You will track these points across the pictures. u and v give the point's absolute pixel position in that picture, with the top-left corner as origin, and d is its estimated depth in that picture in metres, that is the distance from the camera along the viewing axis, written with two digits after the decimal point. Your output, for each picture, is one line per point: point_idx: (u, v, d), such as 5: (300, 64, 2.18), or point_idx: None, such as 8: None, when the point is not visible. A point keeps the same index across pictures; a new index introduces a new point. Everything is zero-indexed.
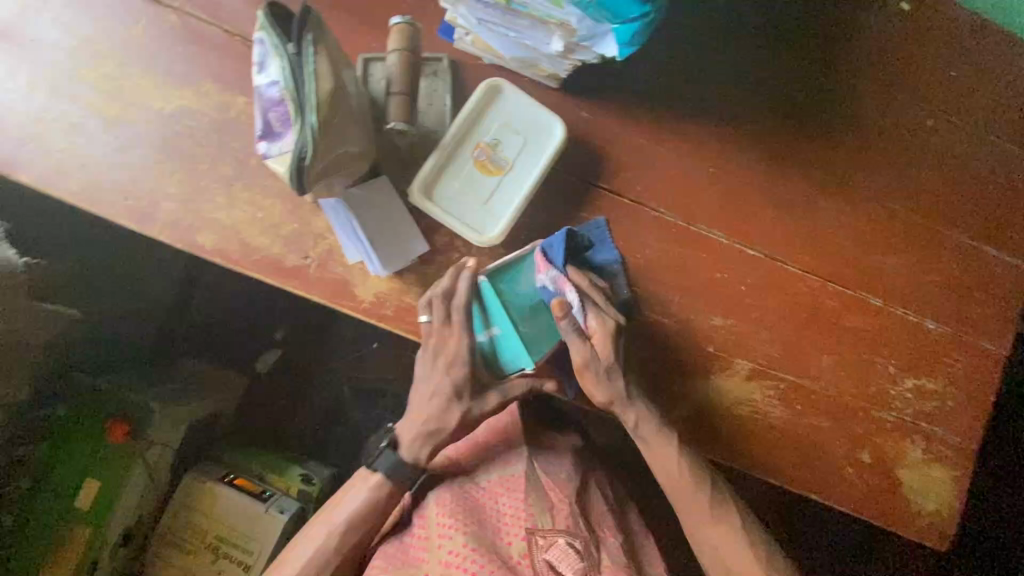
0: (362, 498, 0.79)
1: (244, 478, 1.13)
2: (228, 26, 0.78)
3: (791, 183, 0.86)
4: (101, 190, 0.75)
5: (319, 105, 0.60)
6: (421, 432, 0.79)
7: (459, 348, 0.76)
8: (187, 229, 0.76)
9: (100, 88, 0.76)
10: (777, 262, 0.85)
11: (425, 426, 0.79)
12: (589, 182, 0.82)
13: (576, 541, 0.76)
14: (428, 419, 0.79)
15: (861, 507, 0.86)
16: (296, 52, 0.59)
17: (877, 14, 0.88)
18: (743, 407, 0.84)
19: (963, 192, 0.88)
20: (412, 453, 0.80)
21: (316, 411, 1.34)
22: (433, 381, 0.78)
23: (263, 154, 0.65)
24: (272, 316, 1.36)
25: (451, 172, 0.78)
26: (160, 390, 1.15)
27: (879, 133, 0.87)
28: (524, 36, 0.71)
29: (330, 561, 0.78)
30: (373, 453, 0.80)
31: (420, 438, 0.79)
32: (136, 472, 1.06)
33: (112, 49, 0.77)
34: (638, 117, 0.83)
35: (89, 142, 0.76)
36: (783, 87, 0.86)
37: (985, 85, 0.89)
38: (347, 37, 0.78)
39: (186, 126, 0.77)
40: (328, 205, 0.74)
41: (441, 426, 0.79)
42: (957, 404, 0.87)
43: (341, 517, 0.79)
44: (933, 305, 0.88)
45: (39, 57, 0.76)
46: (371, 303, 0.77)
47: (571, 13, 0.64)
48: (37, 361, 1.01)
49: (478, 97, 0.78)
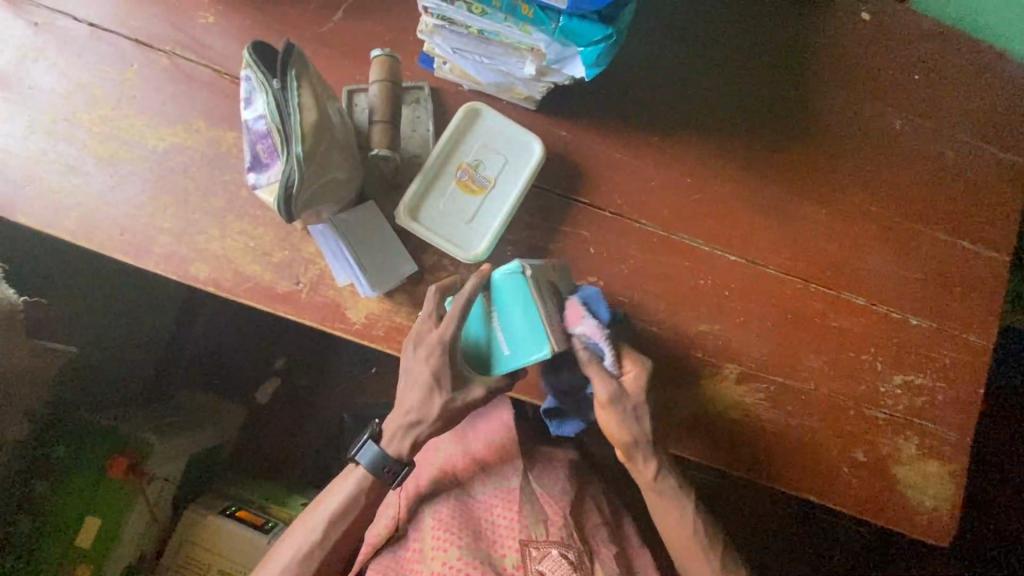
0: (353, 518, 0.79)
1: (245, 510, 1.14)
2: (216, 65, 0.81)
3: (768, 189, 0.88)
4: (96, 225, 0.78)
5: (303, 135, 0.63)
6: (401, 423, 0.75)
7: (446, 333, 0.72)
8: (181, 260, 0.78)
9: (95, 129, 0.79)
10: (759, 267, 0.87)
11: (404, 418, 0.75)
12: (571, 198, 0.84)
13: (569, 552, 0.77)
14: (408, 410, 0.75)
15: (860, 506, 0.86)
16: (281, 87, 0.62)
17: (841, 25, 0.92)
18: (733, 411, 0.85)
19: (935, 189, 0.90)
20: (394, 447, 0.76)
21: (316, 437, 1.35)
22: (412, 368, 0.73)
23: (253, 184, 0.69)
24: (270, 343, 1.37)
25: (435, 193, 0.80)
26: (161, 423, 1.16)
27: (850, 138, 0.90)
28: (498, 62, 0.74)
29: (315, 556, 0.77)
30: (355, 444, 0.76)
31: (401, 431, 0.75)
32: (137, 507, 1.07)
33: (107, 91, 0.80)
34: (615, 134, 0.86)
35: (84, 180, 0.78)
36: (753, 97, 0.89)
37: (949, 85, 0.92)
38: (332, 71, 0.82)
39: (178, 162, 0.79)
40: (317, 231, 0.77)
41: (422, 418, 0.74)
42: (947, 398, 0.88)
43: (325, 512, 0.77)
44: (917, 302, 0.89)
45: (37, 103, 0.79)
46: (362, 324, 0.79)
47: (539, 40, 0.67)
48: (38, 397, 1.02)
49: (459, 120, 0.81)
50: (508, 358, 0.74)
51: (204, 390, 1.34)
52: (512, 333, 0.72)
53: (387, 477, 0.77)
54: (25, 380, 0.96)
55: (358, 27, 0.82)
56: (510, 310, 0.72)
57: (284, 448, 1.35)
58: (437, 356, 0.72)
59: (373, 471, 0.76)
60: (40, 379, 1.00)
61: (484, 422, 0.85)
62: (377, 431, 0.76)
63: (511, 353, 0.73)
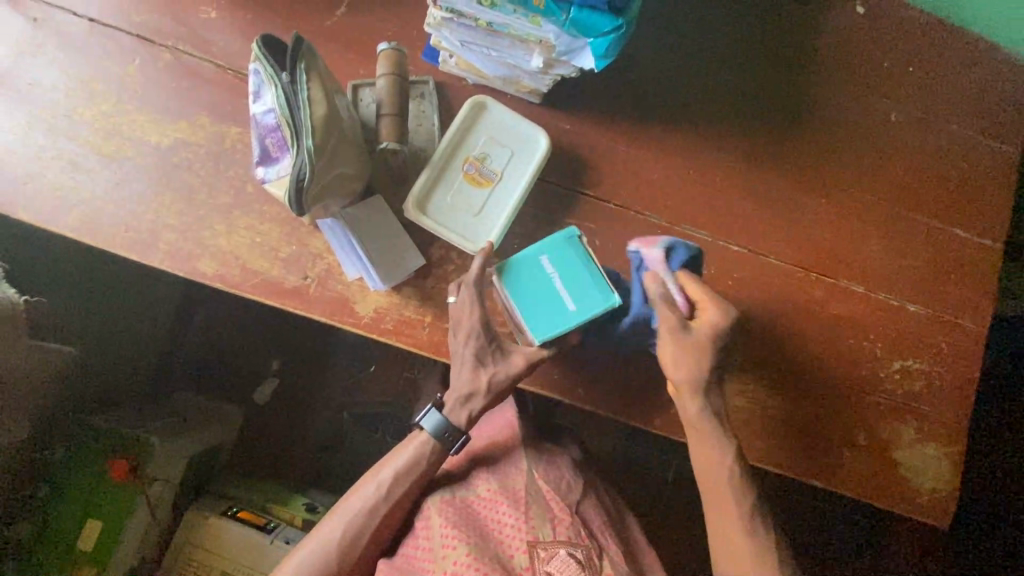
0: (361, 505, 0.79)
1: (248, 511, 1.14)
2: (219, 61, 0.81)
3: (767, 178, 0.89)
4: (100, 224, 0.77)
5: (314, 130, 0.63)
6: (454, 398, 0.79)
7: (476, 319, 0.75)
8: (188, 258, 0.77)
9: (97, 126, 0.79)
10: (760, 256, 0.89)
11: (455, 393, 0.79)
12: (575, 191, 0.85)
13: (577, 552, 0.78)
14: (457, 387, 0.79)
15: (861, 489, 0.88)
16: (290, 81, 0.63)
17: (838, 18, 0.93)
18: (737, 399, 0.87)
19: (929, 178, 0.93)
20: (456, 416, 0.80)
21: (318, 435, 1.35)
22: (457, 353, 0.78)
23: (261, 178, 0.69)
24: (270, 343, 1.36)
25: (442, 186, 0.81)
26: (162, 425, 1.15)
27: (847, 130, 0.92)
28: (505, 55, 0.74)
29: (358, 531, 0.79)
30: (421, 412, 0.80)
31: (457, 402, 0.79)
32: (138, 509, 1.05)
33: (108, 88, 0.79)
34: (618, 126, 0.87)
35: (86, 177, 0.78)
36: (753, 90, 0.90)
37: (941, 76, 0.94)
38: (336, 66, 0.82)
39: (182, 159, 0.79)
40: (326, 226, 0.77)
41: (474, 392, 0.78)
42: (944, 382, 0.90)
43: (386, 475, 0.80)
44: (912, 289, 0.91)
45: (37, 100, 0.78)
46: (371, 319, 0.79)
47: (549, 31, 0.68)
48: (38, 398, 1.01)
49: (465, 113, 0.81)
50: (573, 314, 0.75)
51: (204, 391, 1.33)
52: (575, 286, 0.75)
53: (448, 442, 0.80)
54: (26, 382, 0.96)
55: (361, 22, 0.82)
56: (574, 268, 0.76)
57: (287, 447, 1.34)
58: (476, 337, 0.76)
59: (435, 436, 0.80)
60: (41, 380, 0.99)
61: (493, 418, 0.90)
62: (439, 400, 0.81)
63: (580, 313, 0.75)
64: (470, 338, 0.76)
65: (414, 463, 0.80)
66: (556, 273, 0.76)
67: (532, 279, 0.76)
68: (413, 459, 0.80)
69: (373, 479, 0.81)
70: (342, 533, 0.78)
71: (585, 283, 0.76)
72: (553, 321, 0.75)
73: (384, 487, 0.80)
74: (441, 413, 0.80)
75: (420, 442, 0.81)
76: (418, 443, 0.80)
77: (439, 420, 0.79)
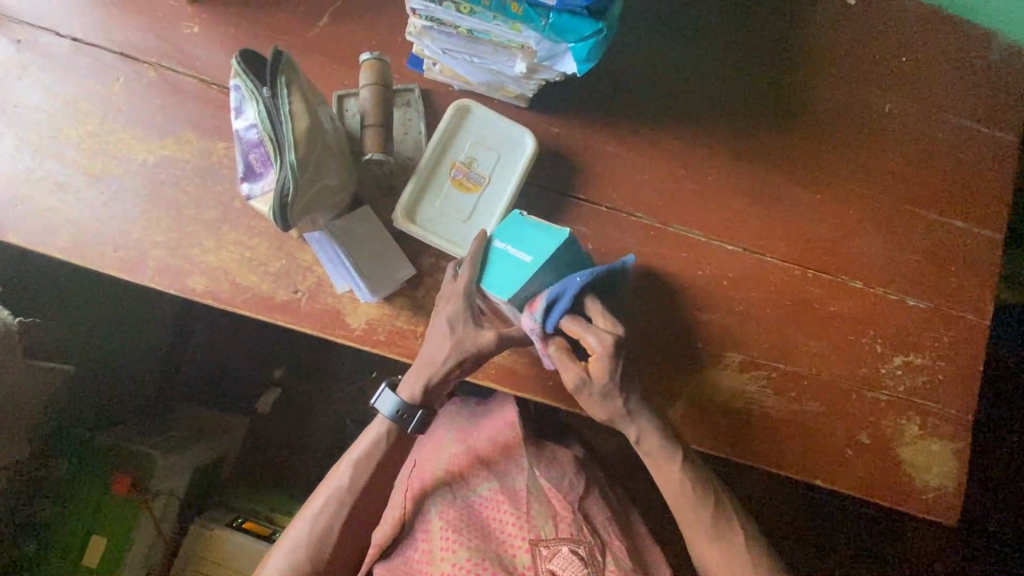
0: (335, 490, 0.79)
1: (253, 521, 1.15)
2: (203, 76, 0.80)
3: (761, 175, 0.88)
4: (90, 244, 0.77)
5: (296, 144, 0.62)
6: (415, 365, 0.77)
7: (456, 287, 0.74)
8: (178, 275, 0.77)
9: (83, 147, 0.78)
10: (756, 254, 0.88)
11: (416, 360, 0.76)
12: (566, 194, 0.84)
13: (580, 548, 0.78)
14: (421, 353, 0.76)
15: (865, 488, 0.87)
16: (271, 95, 0.62)
17: (828, 11, 0.92)
18: (737, 399, 0.86)
19: (926, 168, 0.91)
20: (407, 389, 0.77)
21: (321, 445, 1.35)
22: (435, 322, 0.76)
23: (246, 195, 0.68)
24: (269, 354, 1.36)
25: (430, 193, 0.80)
26: (163, 439, 1.15)
27: (841, 123, 0.90)
28: (488, 61, 0.74)
29: (335, 518, 0.78)
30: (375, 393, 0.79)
31: (414, 373, 0.77)
32: (142, 523, 1.06)
33: (93, 107, 0.79)
34: (608, 128, 0.86)
35: (74, 198, 0.77)
36: (743, 86, 0.89)
37: (935, 65, 0.93)
38: (321, 77, 0.81)
39: (169, 176, 0.79)
40: (314, 239, 0.76)
41: (432, 361, 0.75)
42: (947, 376, 0.89)
43: (352, 455, 0.80)
44: (912, 282, 0.90)
45: (23, 121, 0.78)
46: (363, 330, 0.78)
47: (530, 37, 0.67)
48: (38, 418, 1.01)
49: (449, 118, 0.80)
50: (529, 264, 0.71)
51: (205, 404, 1.33)
52: (527, 242, 0.73)
53: (404, 421, 0.78)
54: (25, 403, 0.96)
55: (344, 31, 0.82)
56: (521, 230, 0.74)
57: (290, 457, 1.34)
58: (452, 306, 0.74)
59: (391, 416, 0.78)
60: (39, 399, 0.99)
61: (490, 419, 0.88)
62: (393, 382, 0.80)
63: (536, 259, 0.71)
64: (450, 309, 0.74)
65: (377, 446, 0.80)
66: (509, 243, 0.74)
67: (496, 261, 0.74)
68: (373, 443, 0.80)
69: (337, 471, 0.80)
70: (318, 519, 0.78)
71: (533, 238, 0.73)
72: (518, 280, 0.71)
73: (353, 467, 0.79)
74: (395, 394, 0.78)
75: (379, 423, 0.80)
76: (378, 425, 0.80)
77: (392, 398, 0.78)
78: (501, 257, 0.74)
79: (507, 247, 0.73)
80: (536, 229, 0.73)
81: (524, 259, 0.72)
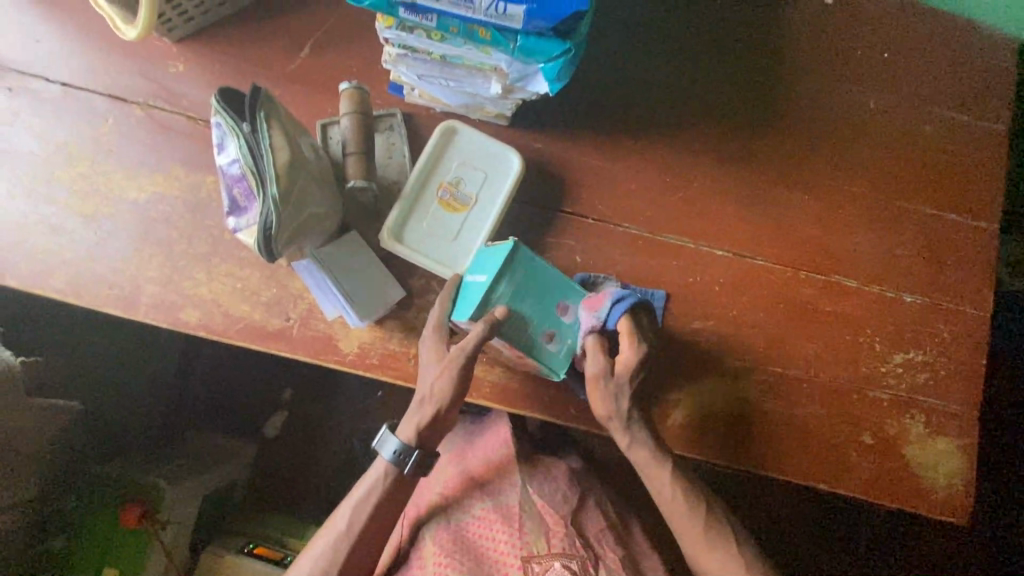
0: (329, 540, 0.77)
1: (265, 547, 1.15)
2: (190, 112, 0.82)
3: (748, 178, 0.88)
4: (86, 282, 0.78)
5: (278, 176, 0.63)
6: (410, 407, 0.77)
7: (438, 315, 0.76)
8: (172, 309, 0.78)
9: (76, 188, 0.80)
10: (746, 258, 0.87)
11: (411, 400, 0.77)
12: (552, 209, 0.85)
13: (572, 563, 0.77)
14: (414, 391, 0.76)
15: (872, 491, 0.85)
16: (251, 130, 0.64)
17: (805, 12, 0.92)
18: (735, 406, 0.85)
19: (915, 163, 0.90)
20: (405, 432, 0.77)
21: (327, 468, 1.35)
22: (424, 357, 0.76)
23: (233, 228, 0.69)
24: (273, 379, 1.37)
25: (417, 214, 0.81)
26: (171, 468, 1.16)
27: (825, 123, 0.90)
28: (464, 84, 0.75)
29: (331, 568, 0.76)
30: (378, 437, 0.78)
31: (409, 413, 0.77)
32: (154, 554, 1.06)
33: (85, 148, 0.81)
34: (591, 141, 0.86)
35: (69, 238, 0.79)
36: (724, 91, 0.89)
37: (918, 59, 0.92)
38: (304, 107, 0.82)
39: (160, 212, 0.80)
40: (301, 266, 0.77)
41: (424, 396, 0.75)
42: (949, 372, 0.87)
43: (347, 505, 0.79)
44: (907, 279, 0.89)
45: (19, 166, 0.80)
46: (355, 354, 0.79)
47: (500, 60, 0.68)
48: (46, 454, 1.03)
49: (435, 141, 0.81)
50: (485, 280, 0.74)
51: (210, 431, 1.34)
52: (486, 264, 0.76)
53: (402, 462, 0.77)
54: (31, 440, 0.97)
55: (326, 61, 0.83)
56: (484, 257, 0.78)
57: (297, 481, 1.34)
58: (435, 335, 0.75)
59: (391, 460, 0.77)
60: (46, 435, 1.01)
61: (485, 440, 0.89)
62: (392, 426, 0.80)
63: (488, 274, 0.75)
64: (432, 339, 0.75)
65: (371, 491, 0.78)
66: (474, 272, 0.78)
67: (464, 291, 0.77)
68: (371, 485, 0.78)
69: (337, 514, 0.79)
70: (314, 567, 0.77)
71: (492, 259, 0.77)
72: (476, 297, 0.74)
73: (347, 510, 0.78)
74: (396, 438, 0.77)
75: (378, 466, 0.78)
76: (376, 468, 0.78)
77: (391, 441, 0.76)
78: (468, 285, 0.77)
79: (472, 274, 0.77)
80: (494, 251, 0.77)
81: (483, 277, 0.75)
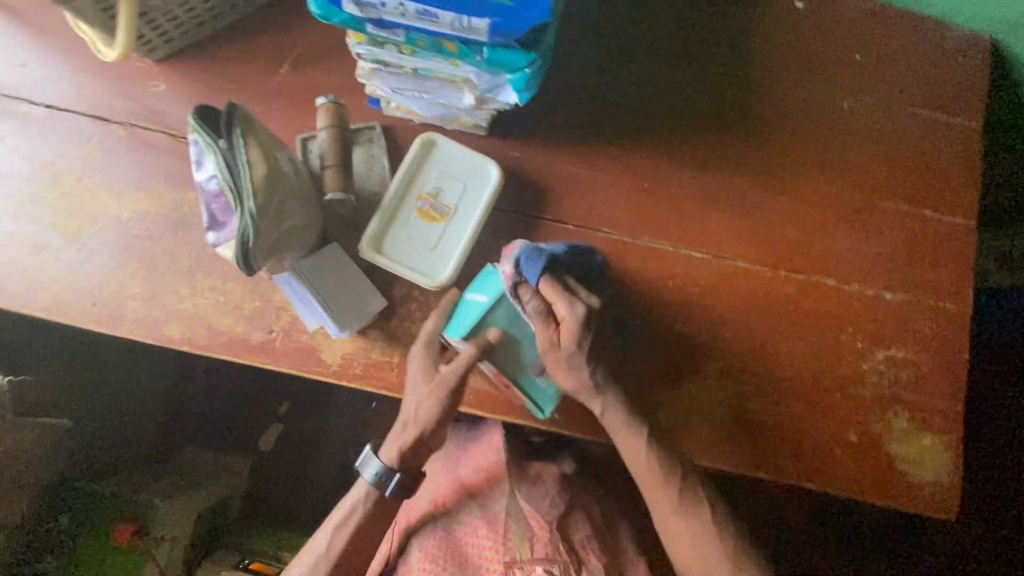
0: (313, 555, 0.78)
1: (260, 562, 1.13)
2: (173, 130, 0.83)
3: (725, 182, 0.89)
4: (70, 300, 0.79)
5: (255, 191, 0.64)
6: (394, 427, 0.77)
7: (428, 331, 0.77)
8: (155, 324, 0.79)
9: (60, 207, 0.81)
10: (726, 260, 0.88)
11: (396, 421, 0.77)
12: (532, 216, 0.86)
13: (553, 568, 0.78)
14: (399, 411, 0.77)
15: (858, 488, 0.85)
16: (227, 146, 0.64)
17: (777, 18, 0.94)
18: (719, 406, 0.85)
19: (890, 162, 0.92)
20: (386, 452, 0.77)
21: (321, 480, 1.35)
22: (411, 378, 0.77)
23: (213, 243, 0.70)
24: (265, 393, 1.37)
25: (397, 225, 0.82)
26: (163, 484, 1.16)
27: (800, 125, 0.91)
28: (438, 95, 0.76)
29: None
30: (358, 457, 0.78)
31: (393, 435, 0.77)
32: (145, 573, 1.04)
33: (69, 168, 0.82)
34: (569, 148, 0.88)
35: (54, 256, 0.80)
36: (700, 96, 0.90)
37: (890, 60, 0.94)
38: (285, 123, 0.84)
39: (144, 229, 0.81)
40: (283, 279, 0.78)
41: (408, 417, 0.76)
42: (932, 368, 0.88)
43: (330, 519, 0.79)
44: (887, 276, 0.90)
45: (3, 187, 0.81)
46: (338, 365, 0.79)
47: (469, 71, 0.70)
48: (37, 472, 1.03)
49: (415, 153, 0.83)
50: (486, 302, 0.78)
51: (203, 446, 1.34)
52: (486, 284, 0.79)
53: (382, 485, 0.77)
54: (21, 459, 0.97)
55: (305, 77, 0.85)
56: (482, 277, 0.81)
57: (291, 494, 1.34)
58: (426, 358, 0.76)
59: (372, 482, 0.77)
60: (36, 454, 1.01)
61: (474, 448, 0.89)
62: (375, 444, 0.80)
63: (491, 296, 0.78)
64: (422, 361, 0.76)
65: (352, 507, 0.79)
66: (472, 291, 0.80)
67: (461, 308, 0.79)
68: (352, 505, 0.79)
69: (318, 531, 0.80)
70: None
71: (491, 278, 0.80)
72: (473, 318, 0.77)
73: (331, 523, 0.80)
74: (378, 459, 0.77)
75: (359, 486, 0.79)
76: (356, 489, 0.79)
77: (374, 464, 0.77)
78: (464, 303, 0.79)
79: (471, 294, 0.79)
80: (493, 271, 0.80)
81: (483, 299, 0.78)
